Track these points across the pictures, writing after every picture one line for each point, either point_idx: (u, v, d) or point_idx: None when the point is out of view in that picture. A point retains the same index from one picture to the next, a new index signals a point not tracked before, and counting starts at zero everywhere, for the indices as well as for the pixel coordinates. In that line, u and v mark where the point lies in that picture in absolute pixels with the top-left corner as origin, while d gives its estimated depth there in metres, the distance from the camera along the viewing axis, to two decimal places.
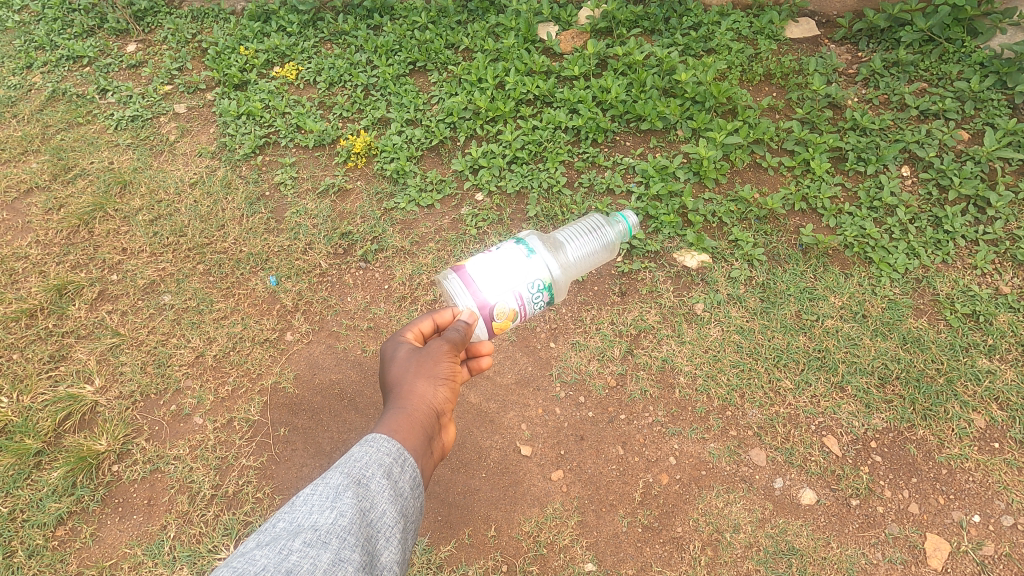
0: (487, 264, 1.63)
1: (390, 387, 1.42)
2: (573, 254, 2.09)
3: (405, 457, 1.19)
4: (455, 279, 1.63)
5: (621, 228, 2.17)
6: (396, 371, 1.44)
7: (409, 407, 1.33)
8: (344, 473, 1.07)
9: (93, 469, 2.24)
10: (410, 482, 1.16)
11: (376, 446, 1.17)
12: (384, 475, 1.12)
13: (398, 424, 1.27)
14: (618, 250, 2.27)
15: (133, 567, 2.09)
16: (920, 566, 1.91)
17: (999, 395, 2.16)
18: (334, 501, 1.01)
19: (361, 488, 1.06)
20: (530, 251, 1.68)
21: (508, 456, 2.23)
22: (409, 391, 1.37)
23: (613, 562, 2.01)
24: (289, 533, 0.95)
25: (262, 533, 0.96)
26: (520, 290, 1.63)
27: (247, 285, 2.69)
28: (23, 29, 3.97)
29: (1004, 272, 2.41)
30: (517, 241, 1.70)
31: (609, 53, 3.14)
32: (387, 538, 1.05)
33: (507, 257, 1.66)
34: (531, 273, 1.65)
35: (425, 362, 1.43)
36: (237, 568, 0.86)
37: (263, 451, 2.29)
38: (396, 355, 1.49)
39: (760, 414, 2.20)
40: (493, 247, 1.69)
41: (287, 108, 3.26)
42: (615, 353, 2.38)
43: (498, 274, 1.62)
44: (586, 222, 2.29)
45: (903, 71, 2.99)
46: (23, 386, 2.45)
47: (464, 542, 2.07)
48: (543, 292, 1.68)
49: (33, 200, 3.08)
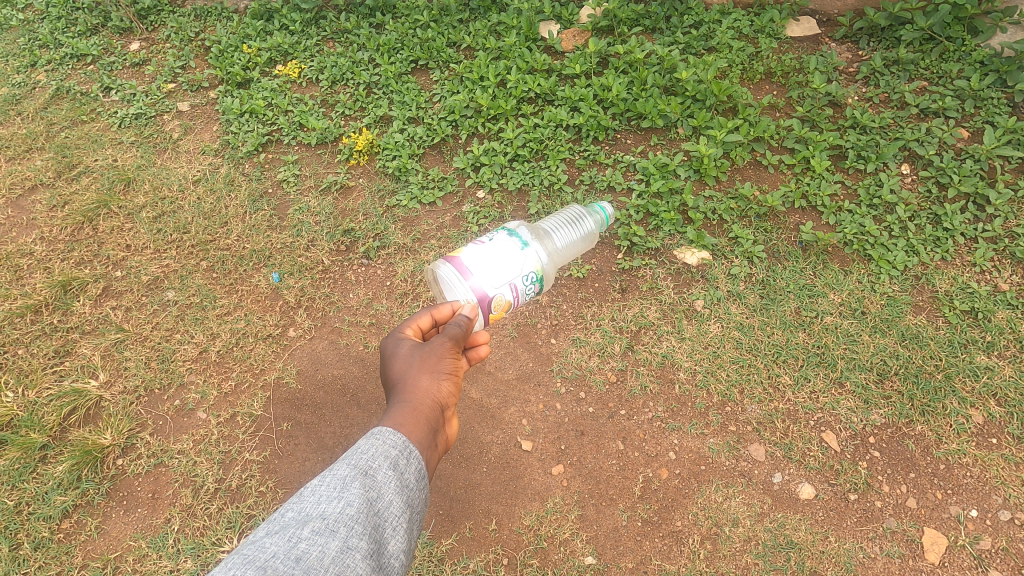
0: (482, 255, 1.65)
1: (393, 382, 1.43)
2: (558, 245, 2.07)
3: (410, 449, 1.21)
4: (451, 268, 1.64)
5: (599, 222, 2.13)
6: (400, 366, 1.45)
7: (414, 402, 1.34)
8: (350, 465, 1.09)
9: (98, 462, 2.27)
10: (415, 474, 1.18)
11: (381, 438, 1.19)
12: (390, 466, 1.13)
13: (403, 418, 1.28)
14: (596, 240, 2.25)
15: (137, 560, 2.11)
16: (918, 561, 1.92)
17: (998, 391, 2.17)
18: (341, 491, 1.03)
19: (367, 479, 1.08)
20: (525, 244, 1.70)
21: (508, 451, 2.25)
22: (413, 386, 1.38)
23: (613, 555, 2.02)
24: (298, 522, 0.96)
25: (271, 522, 0.98)
26: (515, 281, 1.66)
27: (250, 281, 2.71)
28: (27, 27, 3.99)
29: (1004, 269, 2.42)
30: (510, 230, 1.73)
31: (610, 51, 3.16)
32: (394, 527, 1.07)
33: (501, 245, 1.68)
34: (525, 264, 1.67)
35: (428, 358, 1.45)
36: (248, 554, 0.88)
37: (266, 446, 2.31)
38: (397, 350, 1.50)
39: (760, 410, 2.22)
40: (487, 238, 1.70)
41: (290, 107, 3.28)
42: (615, 349, 2.39)
43: (494, 263, 1.64)
44: (566, 213, 2.25)
45: (903, 69, 3.00)
46: (28, 380, 2.47)
47: (466, 536, 2.09)
48: (536, 280, 1.72)
49: (38, 197, 3.10)
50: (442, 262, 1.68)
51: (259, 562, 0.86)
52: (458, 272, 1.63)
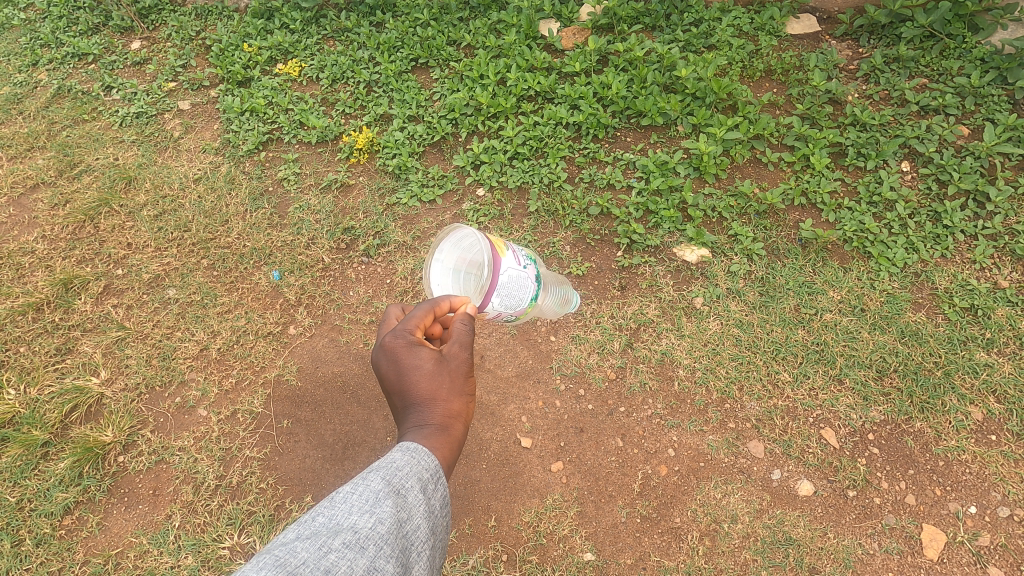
0: (514, 273, 1.68)
1: (419, 400, 1.38)
2: (545, 300, 2.24)
3: (440, 475, 1.22)
4: (490, 260, 1.60)
5: (568, 305, 2.40)
6: (427, 385, 1.39)
7: (451, 428, 1.35)
8: (383, 480, 1.10)
9: (98, 460, 2.28)
10: (441, 500, 1.19)
11: (413, 458, 1.20)
12: (420, 489, 1.14)
13: (445, 449, 1.30)
14: (557, 315, 2.42)
15: (138, 556, 2.12)
16: (916, 557, 1.93)
17: (997, 388, 2.17)
18: (373, 506, 1.03)
19: (400, 498, 1.08)
20: (534, 295, 1.79)
21: (508, 448, 2.26)
22: (446, 410, 1.37)
23: (612, 552, 2.04)
24: (329, 531, 0.96)
25: (301, 525, 0.98)
26: (508, 311, 1.71)
27: (250, 280, 2.71)
28: (29, 27, 4.00)
29: (1003, 266, 2.41)
30: (535, 274, 1.80)
31: (609, 49, 3.16)
32: (419, 552, 1.07)
33: (527, 280, 1.73)
34: (523, 308, 1.75)
35: (452, 375, 1.42)
36: (279, 557, 0.88)
37: (266, 443, 2.31)
38: (417, 364, 1.40)
39: (759, 407, 2.22)
40: (522, 262, 1.74)
41: (290, 105, 3.29)
42: (614, 347, 2.40)
43: (512, 288, 1.67)
44: (554, 275, 2.47)
45: (904, 67, 3.00)
46: (30, 378, 2.49)
47: (465, 532, 2.11)
48: (510, 319, 1.79)
49: (39, 196, 3.11)
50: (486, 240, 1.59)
51: (290, 568, 0.86)
52: (491, 268, 1.60)
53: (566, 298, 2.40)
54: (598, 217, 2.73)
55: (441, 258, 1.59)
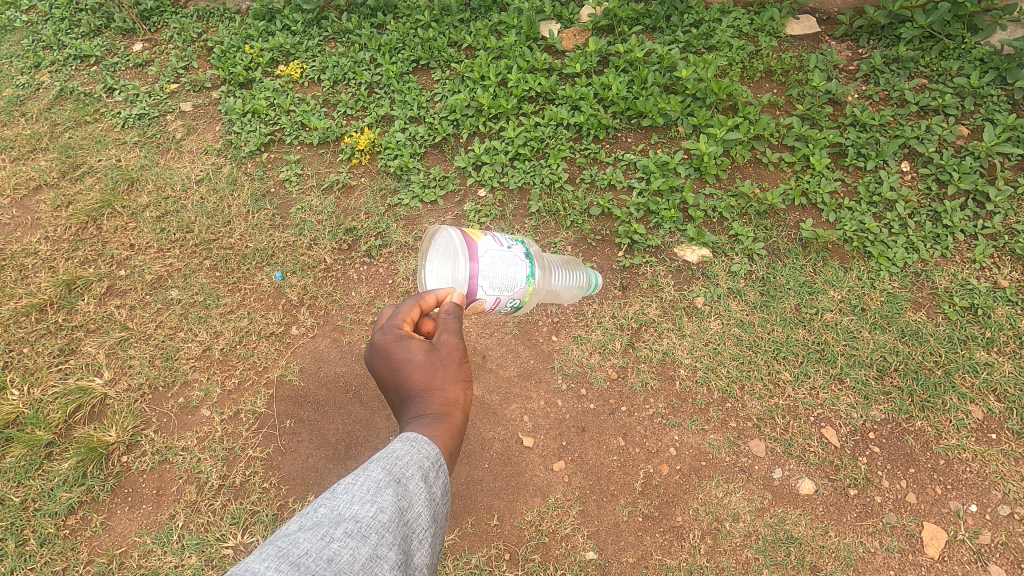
0: (495, 255, 1.66)
1: (416, 392, 1.39)
2: (551, 283, 2.17)
3: (440, 463, 1.23)
4: (464, 249, 1.62)
5: (587, 287, 2.22)
6: (421, 376, 1.40)
7: (451, 417, 1.35)
8: (384, 470, 1.11)
9: (102, 459, 2.29)
10: (442, 488, 1.20)
11: (414, 447, 1.21)
12: (421, 477, 1.15)
13: (445, 437, 1.30)
14: (573, 298, 2.27)
15: (142, 555, 2.13)
16: (917, 556, 1.94)
17: (997, 387, 2.18)
18: (374, 496, 1.04)
19: (400, 487, 1.09)
20: (530, 272, 1.74)
21: (510, 447, 2.26)
22: (443, 398, 1.38)
23: (614, 550, 2.04)
24: (332, 521, 0.97)
25: (303, 516, 0.98)
26: (502, 294, 1.68)
27: (253, 280, 2.72)
28: (32, 29, 4.01)
29: (1003, 266, 2.42)
30: (525, 253, 1.77)
31: (610, 50, 3.17)
32: (421, 540, 1.07)
33: (514, 259, 1.70)
34: (519, 286, 1.71)
35: (445, 363, 1.43)
36: (282, 547, 0.88)
37: (270, 443, 2.32)
38: (407, 355, 1.41)
39: (760, 405, 2.23)
40: (506, 244, 1.72)
41: (292, 106, 3.30)
42: (616, 346, 2.41)
43: (496, 270, 1.65)
44: (563, 260, 2.36)
45: (903, 67, 3.01)
46: (34, 378, 2.50)
47: (467, 532, 2.11)
48: (515, 306, 1.76)
49: (42, 197, 3.12)
50: (459, 235, 1.64)
51: (292, 557, 0.87)
52: (467, 256, 1.61)
53: (584, 279, 2.22)
54: (598, 217, 2.74)
55: (433, 267, 1.73)
